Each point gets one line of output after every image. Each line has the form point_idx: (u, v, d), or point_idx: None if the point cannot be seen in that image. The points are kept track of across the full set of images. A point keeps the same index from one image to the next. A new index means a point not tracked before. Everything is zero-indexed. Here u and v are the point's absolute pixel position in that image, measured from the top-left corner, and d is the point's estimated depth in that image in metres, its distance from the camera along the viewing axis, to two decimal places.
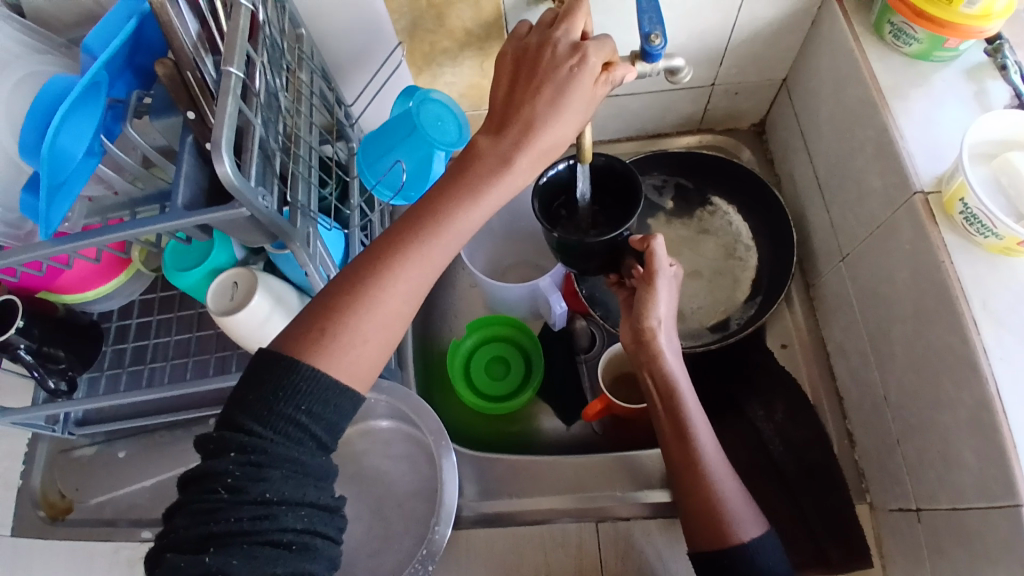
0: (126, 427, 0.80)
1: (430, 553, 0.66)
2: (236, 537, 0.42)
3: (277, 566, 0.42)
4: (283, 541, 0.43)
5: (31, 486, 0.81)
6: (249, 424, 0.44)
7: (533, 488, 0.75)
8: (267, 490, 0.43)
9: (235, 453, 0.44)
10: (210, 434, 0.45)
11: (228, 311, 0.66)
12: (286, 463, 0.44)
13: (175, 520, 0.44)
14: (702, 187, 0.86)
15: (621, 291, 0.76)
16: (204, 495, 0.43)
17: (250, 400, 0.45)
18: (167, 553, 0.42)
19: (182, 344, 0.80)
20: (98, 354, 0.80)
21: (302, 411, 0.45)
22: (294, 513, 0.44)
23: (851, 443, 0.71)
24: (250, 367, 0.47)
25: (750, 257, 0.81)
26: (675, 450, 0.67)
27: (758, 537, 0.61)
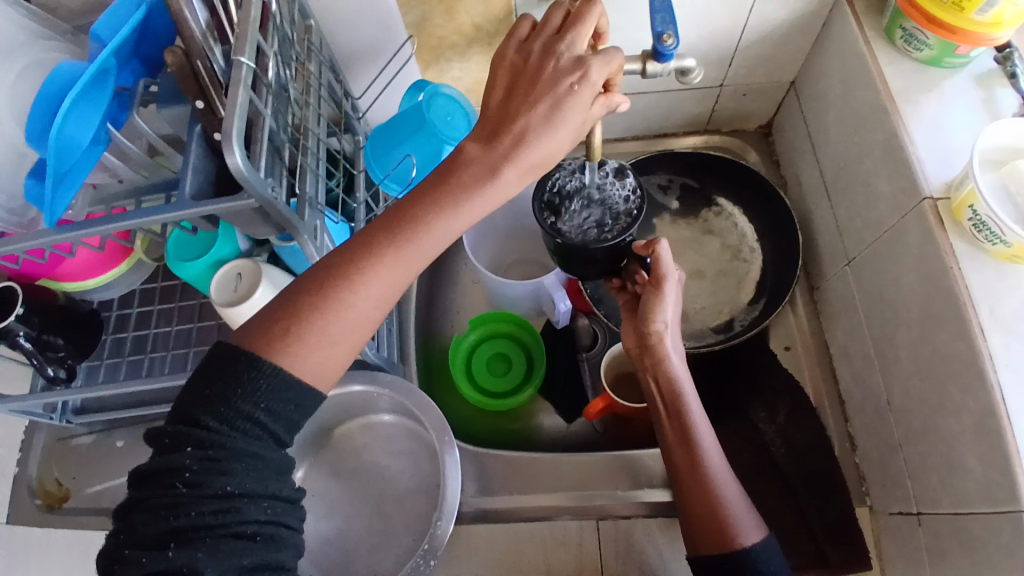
0: (125, 416, 0.77)
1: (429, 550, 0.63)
2: (202, 529, 0.41)
3: (244, 557, 0.42)
4: (248, 532, 0.43)
5: (27, 475, 0.77)
6: (204, 419, 0.44)
7: (529, 483, 0.75)
8: (228, 484, 0.43)
9: (192, 449, 0.43)
10: (164, 428, 0.45)
11: (232, 302, 0.65)
12: (246, 457, 0.44)
13: (128, 520, 0.43)
14: (707, 187, 0.82)
15: (625, 296, 0.76)
16: (163, 491, 0.42)
17: (206, 394, 0.44)
18: (126, 551, 0.41)
19: (183, 335, 0.79)
20: (98, 343, 0.79)
21: (259, 409, 0.45)
22: (257, 505, 0.44)
23: (852, 446, 0.71)
24: (208, 358, 0.46)
25: (754, 259, 0.78)
26: (680, 457, 0.67)
27: (756, 541, 0.60)
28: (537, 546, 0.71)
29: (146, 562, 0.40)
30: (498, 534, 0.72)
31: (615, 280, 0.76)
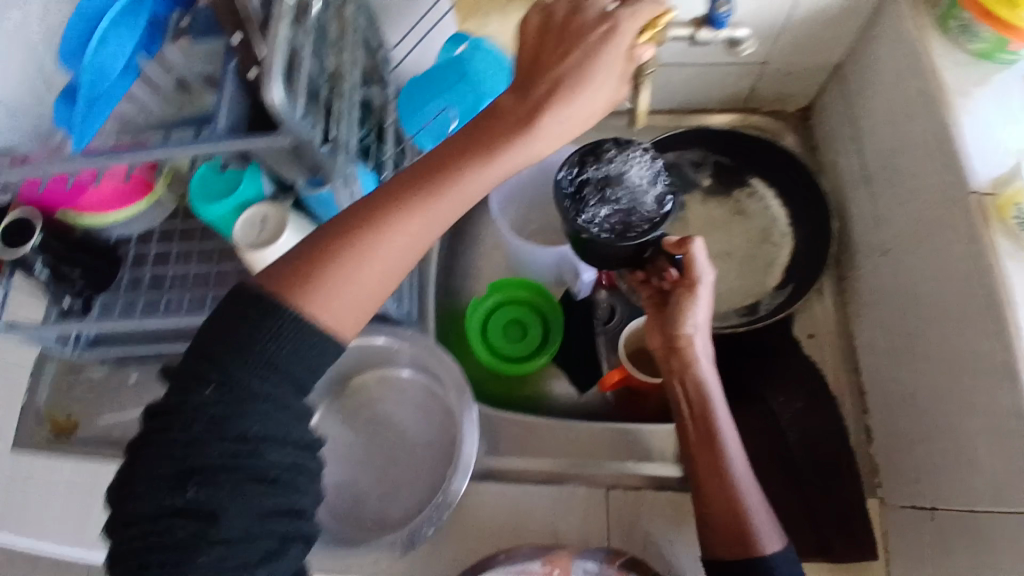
0: (139, 351, 0.75)
1: (443, 503, 0.63)
2: (225, 470, 0.40)
3: (266, 500, 0.41)
4: (270, 476, 0.41)
5: (37, 403, 0.75)
6: (224, 356, 0.41)
7: (536, 447, 0.75)
8: (250, 427, 0.41)
9: (213, 388, 0.41)
10: (183, 364, 0.43)
11: (256, 244, 0.64)
12: (268, 400, 0.42)
13: (140, 455, 0.41)
14: (742, 166, 0.80)
15: (648, 290, 0.74)
16: (182, 429, 0.41)
17: (225, 330, 0.42)
18: (140, 486, 0.40)
19: (201, 277, 0.75)
20: (115, 278, 0.75)
21: (281, 348, 0.43)
22: (279, 448, 0.42)
23: (868, 438, 0.70)
24: (224, 304, 0.44)
25: (784, 244, 0.76)
26: (704, 465, 0.65)
27: (778, 551, 0.60)
28: (545, 503, 0.70)
29: (166, 499, 0.39)
30: (507, 493, 0.71)
31: (640, 272, 0.73)
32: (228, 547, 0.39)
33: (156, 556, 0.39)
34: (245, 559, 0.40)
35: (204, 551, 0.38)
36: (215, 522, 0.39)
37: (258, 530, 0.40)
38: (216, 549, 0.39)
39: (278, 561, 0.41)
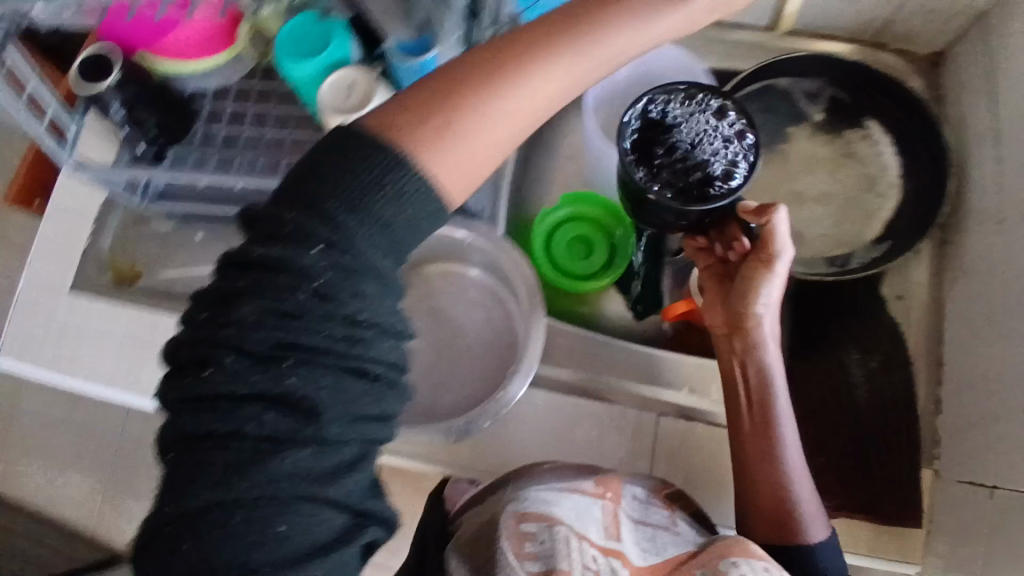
0: (204, 210, 0.72)
1: (502, 400, 0.63)
2: (323, 359, 0.36)
3: (365, 399, 0.37)
4: (373, 373, 0.37)
5: (98, 247, 0.73)
6: (337, 212, 0.37)
7: (592, 364, 0.74)
8: (360, 310, 0.37)
9: (324, 247, 0.36)
10: (280, 217, 0.37)
11: (342, 112, 0.60)
12: (381, 279, 0.38)
13: (223, 319, 0.36)
14: (861, 104, 0.73)
15: (706, 259, 0.68)
16: (282, 294, 0.36)
17: (342, 180, 0.37)
18: (222, 357, 0.35)
19: (275, 142, 0.70)
20: (190, 130, 0.69)
21: (406, 216, 0.38)
22: (386, 342, 0.38)
23: (936, 409, 0.68)
24: (330, 148, 0.38)
25: (891, 196, 0.71)
26: (754, 454, 0.63)
27: (819, 539, 0.60)
28: (595, 422, 0.70)
29: (255, 380, 0.35)
30: (557, 401, 0.71)
31: (700, 238, 0.68)
32: (318, 448, 0.35)
33: (237, 445, 0.34)
34: (333, 465, 0.36)
35: (293, 448, 0.35)
36: (310, 419, 0.35)
37: (350, 435, 0.36)
38: (307, 449, 0.35)
39: (362, 472, 0.37)
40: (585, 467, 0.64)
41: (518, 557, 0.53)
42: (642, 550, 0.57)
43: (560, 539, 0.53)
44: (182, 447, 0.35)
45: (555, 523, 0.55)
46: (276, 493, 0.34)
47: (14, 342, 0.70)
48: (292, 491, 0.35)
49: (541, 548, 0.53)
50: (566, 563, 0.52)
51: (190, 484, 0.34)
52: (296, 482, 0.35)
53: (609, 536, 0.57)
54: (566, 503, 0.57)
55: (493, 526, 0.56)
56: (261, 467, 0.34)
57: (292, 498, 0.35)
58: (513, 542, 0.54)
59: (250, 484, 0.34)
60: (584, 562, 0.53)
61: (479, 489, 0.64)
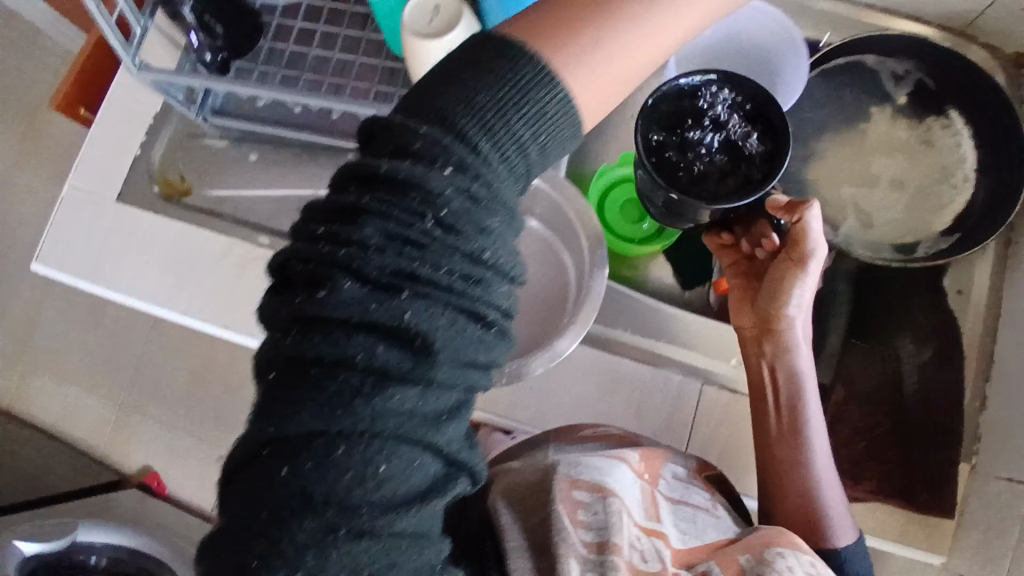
0: (258, 130, 0.70)
1: (547, 355, 0.61)
2: (442, 294, 0.34)
3: (479, 345, 0.35)
4: (487, 319, 0.35)
5: (149, 158, 0.72)
6: (471, 132, 0.35)
7: (645, 327, 0.71)
8: (484, 248, 0.35)
9: (454, 171, 0.35)
10: (412, 129, 0.35)
11: (423, 32, 0.56)
12: (506, 212, 0.37)
13: (342, 237, 0.33)
14: (946, 93, 0.71)
15: (732, 256, 0.68)
16: (407, 219, 0.33)
17: (479, 97, 0.36)
18: (337, 277, 0.33)
19: (344, 64, 0.68)
20: (256, 44, 0.68)
21: (538, 144, 0.38)
22: (501, 288, 0.36)
23: (981, 407, 0.68)
24: (467, 58, 0.37)
25: (964, 190, 0.70)
26: (783, 454, 0.63)
27: (849, 544, 0.60)
28: (636, 384, 0.68)
29: (371, 310, 0.32)
30: (599, 361, 0.69)
31: (725, 235, 0.67)
32: (426, 389, 0.33)
33: (345, 375, 0.32)
34: (437, 409, 0.34)
35: (401, 386, 0.32)
36: (424, 357, 0.33)
37: (457, 381, 0.34)
38: (416, 388, 0.33)
39: (461, 419, 0.35)
40: (630, 433, 0.65)
41: (572, 522, 0.51)
42: (681, 532, 0.56)
43: (614, 513, 0.52)
44: (285, 368, 0.33)
45: (609, 495, 0.53)
46: (381, 430, 0.32)
47: (58, 247, 0.69)
48: (396, 431, 0.32)
49: (596, 519, 0.51)
50: (619, 536, 0.50)
51: (292, 410, 0.32)
52: (402, 422, 0.33)
53: (649, 518, 0.55)
54: (617, 476, 0.55)
55: (543, 489, 0.54)
56: (367, 403, 0.32)
57: (395, 438, 0.32)
58: (568, 507, 0.52)
59: (355, 417, 0.32)
60: (631, 540, 0.51)
61: (527, 438, 0.66)
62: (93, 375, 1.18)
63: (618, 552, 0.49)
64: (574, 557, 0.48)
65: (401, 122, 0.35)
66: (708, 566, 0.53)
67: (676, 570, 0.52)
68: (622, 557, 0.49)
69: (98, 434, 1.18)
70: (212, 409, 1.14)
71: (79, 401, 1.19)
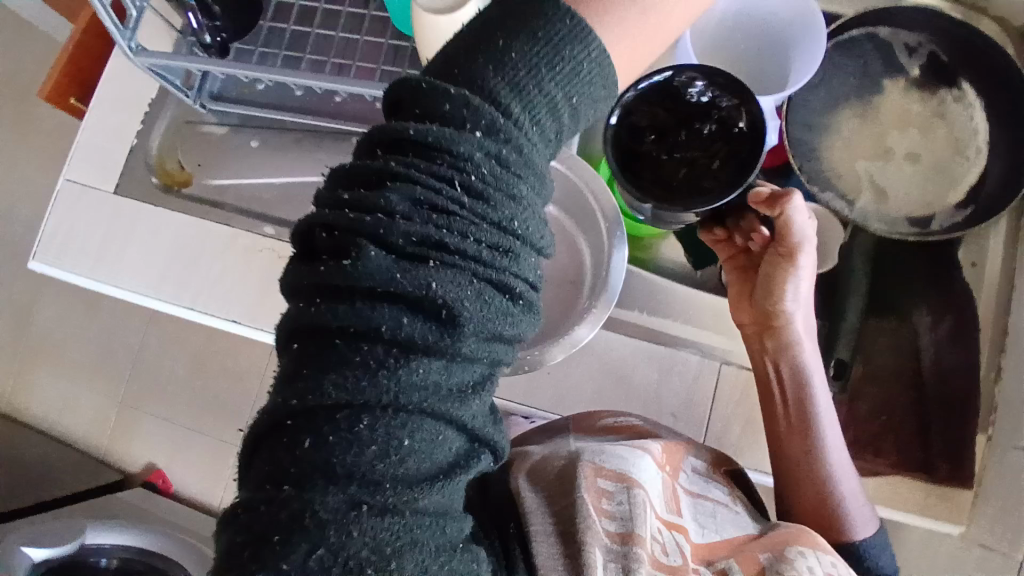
0: (261, 116, 0.68)
1: (567, 343, 0.60)
2: (470, 264, 0.32)
3: (507, 318, 0.33)
4: (515, 292, 0.33)
5: (146, 147, 0.70)
6: (502, 93, 0.34)
7: (664, 307, 0.67)
8: (514, 218, 0.33)
9: (483, 133, 0.33)
10: (443, 87, 0.33)
11: (438, 8, 0.54)
12: (537, 176, 0.35)
13: (367, 203, 0.32)
14: (959, 65, 0.70)
15: (728, 250, 0.65)
16: (434, 183, 0.32)
17: (509, 59, 0.35)
18: (362, 243, 0.31)
19: (348, 44, 0.65)
20: (256, 25, 0.65)
21: (569, 105, 0.37)
22: (530, 261, 0.34)
23: (996, 377, 0.67)
24: (499, 17, 0.36)
25: (977, 162, 0.69)
26: (794, 448, 0.62)
27: (870, 535, 0.58)
28: (655, 365, 0.68)
29: (398, 279, 0.30)
30: (617, 343, 0.68)
31: (718, 231, 0.64)
32: (451, 362, 0.31)
33: (370, 346, 0.30)
34: (461, 383, 0.32)
35: (427, 359, 0.31)
36: (452, 328, 0.31)
37: (483, 354, 0.32)
38: (442, 359, 0.31)
39: (485, 396, 0.34)
40: (651, 422, 0.63)
41: (597, 512, 0.48)
42: (700, 526, 0.55)
43: (638, 503, 0.49)
44: (308, 338, 0.31)
45: (634, 486, 0.51)
46: (406, 405, 0.30)
47: (55, 242, 0.67)
48: (420, 405, 0.31)
49: (620, 510, 0.49)
50: (643, 529, 0.48)
51: (315, 380, 0.30)
52: (427, 397, 0.31)
53: (670, 511, 0.53)
54: (643, 466, 0.54)
55: (568, 478, 0.51)
56: (393, 376, 0.30)
57: (420, 413, 0.31)
58: (593, 496, 0.49)
59: (379, 390, 0.30)
60: (654, 532, 0.49)
61: (546, 425, 0.66)
62: (100, 372, 1.18)
63: (641, 545, 0.47)
64: (599, 547, 0.45)
65: (429, 84, 0.34)
66: (728, 564, 0.50)
67: (697, 566, 0.50)
68: (645, 549, 0.47)
69: (107, 431, 1.18)
70: (219, 401, 1.13)
71: (85, 398, 1.18)
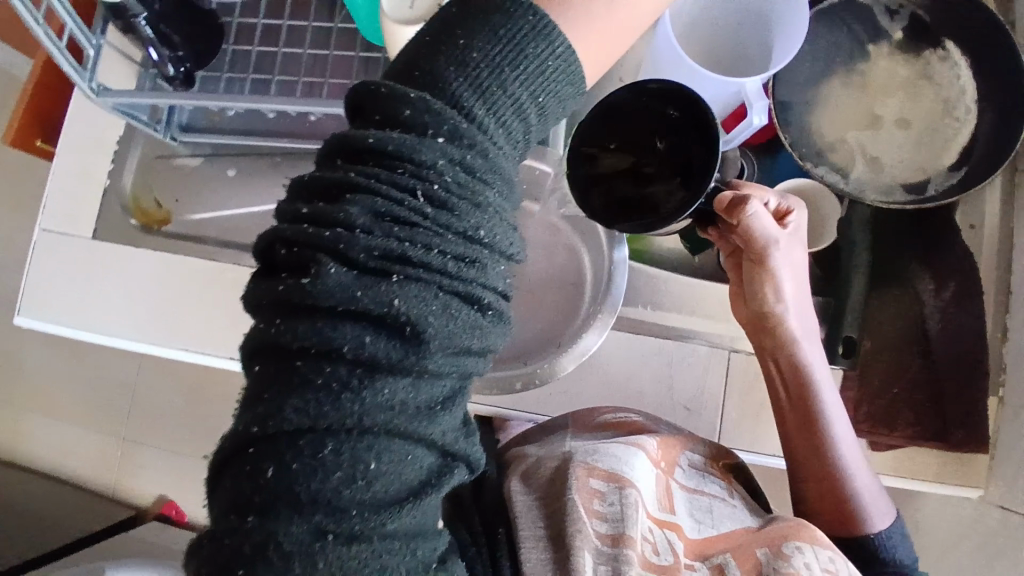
0: (234, 143, 0.65)
1: (576, 352, 0.61)
2: (435, 278, 0.31)
3: (476, 331, 0.32)
4: (484, 303, 0.33)
5: (120, 188, 0.67)
6: (464, 95, 0.34)
7: (669, 301, 0.68)
8: (479, 227, 0.33)
9: (445, 140, 0.33)
10: (403, 91, 0.33)
11: (407, 19, 0.52)
12: (503, 180, 0.35)
13: (327, 216, 0.31)
14: (941, 24, 0.69)
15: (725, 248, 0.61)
16: (394, 194, 0.31)
17: (472, 57, 0.34)
18: (322, 259, 0.30)
19: (317, 61, 0.63)
20: (218, 50, 0.63)
21: (535, 104, 0.36)
22: (497, 270, 0.34)
23: (1004, 337, 0.68)
24: (462, 13, 0.35)
25: (968, 120, 0.68)
26: (797, 440, 0.61)
27: (886, 526, 0.58)
28: (663, 360, 0.67)
29: (361, 297, 0.30)
30: (622, 341, 0.67)
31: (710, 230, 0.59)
32: (418, 379, 0.31)
33: (333, 367, 0.30)
34: (430, 401, 0.32)
35: (392, 379, 0.30)
36: (417, 344, 0.31)
37: (451, 370, 0.32)
38: (408, 378, 0.31)
39: (456, 410, 0.34)
40: (651, 417, 0.63)
41: (588, 513, 0.51)
42: (696, 522, 0.55)
43: (631, 504, 0.51)
44: (270, 359, 0.31)
45: (625, 486, 0.53)
46: (371, 425, 0.30)
47: (37, 296, 0.65)
48: (386, 426, 0.31)
49: (611, 510, 0.51)
50: (635, 529, 0.50)
51: (275, 406, 0.30)
52: (393, 417, 0.31)
53: (663, 508, 0.54)
54: (636, 464, 0.55)
55: (561, 479, 0.54)
56: (358, 397, 0.30)
57: (385, 434, 0.31)
58: (583, 496, 0.52)
59: (343, 413, 0.30)
60: (643, 532, 0.51)
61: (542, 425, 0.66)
62: (98, 410, 1.15)
63: (632, 546, 0.49)
64: (588, 550, 0.48)
65: (390, 88, 0.33)
66: (724, 559, 0.50)
67: (691, 562, 0.51)
68: (636, 550, 0.49)
69: (111, 469, 1.16)
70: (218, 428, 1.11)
71: (85, 438, 1.16)
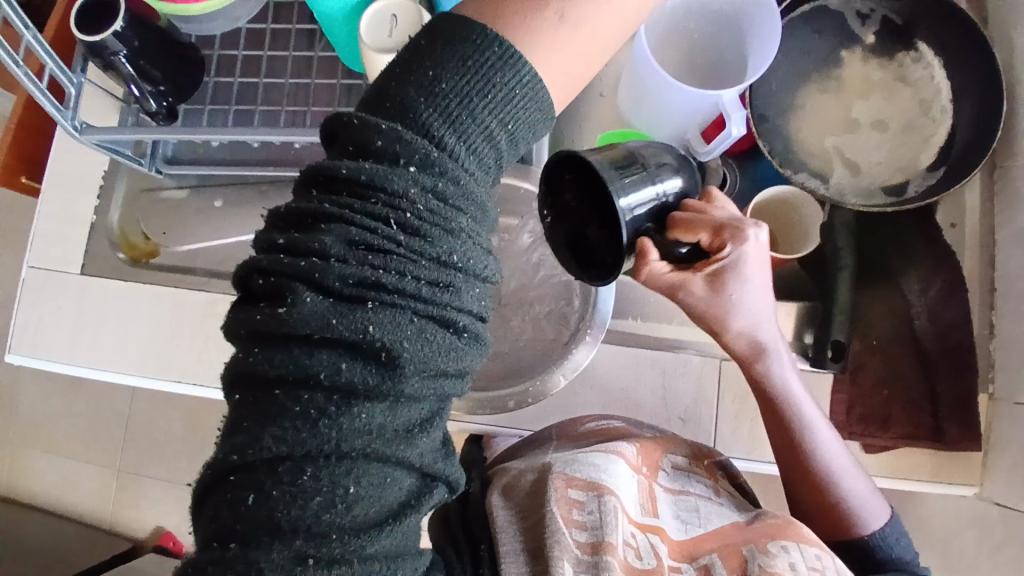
0: (213, 173, 0.65)
1: (569, 368, 0.63)
2: (409, 303, 0.32)
3: (451, 353, 0.33)
4: (459, 326, 0.33)
5: (107, 224, 0.68)
6: (434, 125, 0.34)
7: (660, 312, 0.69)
8: (452, 252, 0.33)
9: (416, 170, 0.33)
10: (374, 121, 0.34)
11: (385, 47, 0.53)
12: (478, 205, 0.35)
13: (302, 247, 0.32)
14: (914, 25, 0.70)
15: None
16: (366, 224, 0.32)
17: (441, 88, 0.35)
18: (299, 289, 0.31)
19: (300, 90, 0.63)
20: (199, 83, 0.63)
21: (505, 131, 0.36)
22: (472, 292, 0.34)
23: (990, 334, 0.69)
24: (431, 43, 0.36)
25: (944, 120, 0.69)
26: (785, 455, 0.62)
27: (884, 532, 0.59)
28: (657, 370, 0.68)
29: (336, 326, 0.31)
30: (618, 352, 0.68)
31: None
32: (395, 403, 0.32)
33: (310, 394, 0.31)
34: (407, 423, 0.33)
35: (368, 403, 0.31)
36: (392, 369, 0.31)
37: (427, 392, 0.33)
38: (384, 402, 0.32)
39: (434, 431, 0.34)
40: (634, 423, 0.64)
41: (567, 523, 0.50)
42: (682, 523, 0.55)
43: (611, 511, 0.51)
44: (249, 387, 0.32)
45: (604, 493, 0.52)
46: (349, 450, 0.31)
47: (28, 336, 0.66)
48: (364, 450, 0.31)
49: (591, 519, 0.51)
50: (613, 535, 0.49)
51: (254, 434, 0.31)
52: (370, 441, 0.32)
53: (646, 513, 0.55)
54: (614, 472, 0.55)
55: (540, 492, 0.53)
56: (336, 422, 0.31)
57: (364, 457, 0.32)
58: (562, 507, 0.51)
59: (320, 438, 0.31)
60: (625, 537, 0.51)
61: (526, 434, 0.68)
62: (94, 440, 1.15)
63: (612, 552, 0.48)
64: (568, 560, 0.47)
65: (362, 119, 0.34)
66: (710, 560, 0.51)
67: (677, 564, 0.51)
68: (616, 556, 0.48)
69: (111, 502, 1.15)
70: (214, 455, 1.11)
71: (84, 472, 1.16)
